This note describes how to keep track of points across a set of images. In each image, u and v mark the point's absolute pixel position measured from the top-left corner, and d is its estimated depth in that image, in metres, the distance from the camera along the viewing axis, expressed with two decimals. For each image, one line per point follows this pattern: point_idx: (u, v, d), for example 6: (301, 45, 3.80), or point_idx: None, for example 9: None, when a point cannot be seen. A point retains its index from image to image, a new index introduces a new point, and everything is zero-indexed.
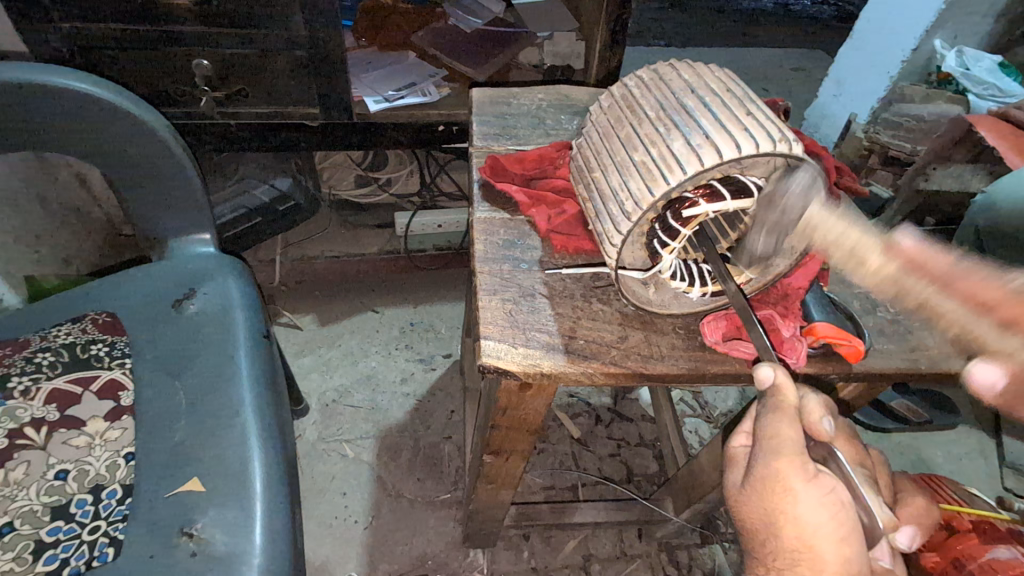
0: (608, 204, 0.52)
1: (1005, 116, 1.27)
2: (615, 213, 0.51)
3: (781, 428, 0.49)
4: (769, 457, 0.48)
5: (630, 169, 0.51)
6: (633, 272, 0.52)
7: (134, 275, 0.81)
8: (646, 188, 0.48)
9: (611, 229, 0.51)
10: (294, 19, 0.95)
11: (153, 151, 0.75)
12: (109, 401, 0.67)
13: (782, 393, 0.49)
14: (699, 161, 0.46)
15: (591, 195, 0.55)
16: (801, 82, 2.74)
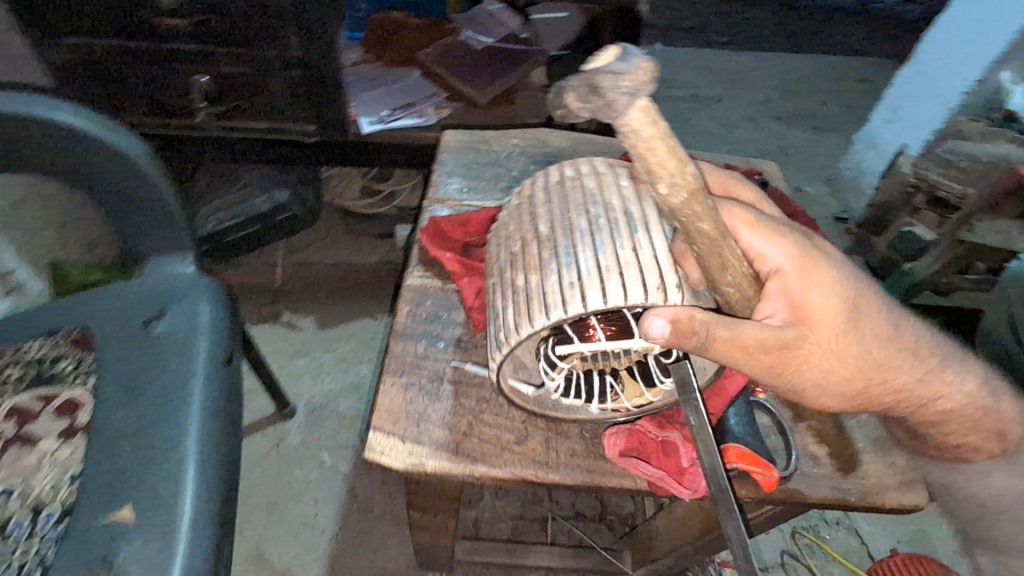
0: (493, 314, 0.53)
1: None
2: (494, 332, 0.52)
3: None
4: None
5: (512, 293, 0.52)
6: (523, 388, 0.51)
7: (109, 291, 0.84)
8: (520, 322, 0.49)
9: (492, 345, 0.51)
10: (288, 40, 0.95)
11: (129, 178, 0.77)
12: (65, 420, 0.72)
13: None
14: (572, 306, 0.48)
15: (488, 295, 0.56)
16: (864, 96, 2.53)
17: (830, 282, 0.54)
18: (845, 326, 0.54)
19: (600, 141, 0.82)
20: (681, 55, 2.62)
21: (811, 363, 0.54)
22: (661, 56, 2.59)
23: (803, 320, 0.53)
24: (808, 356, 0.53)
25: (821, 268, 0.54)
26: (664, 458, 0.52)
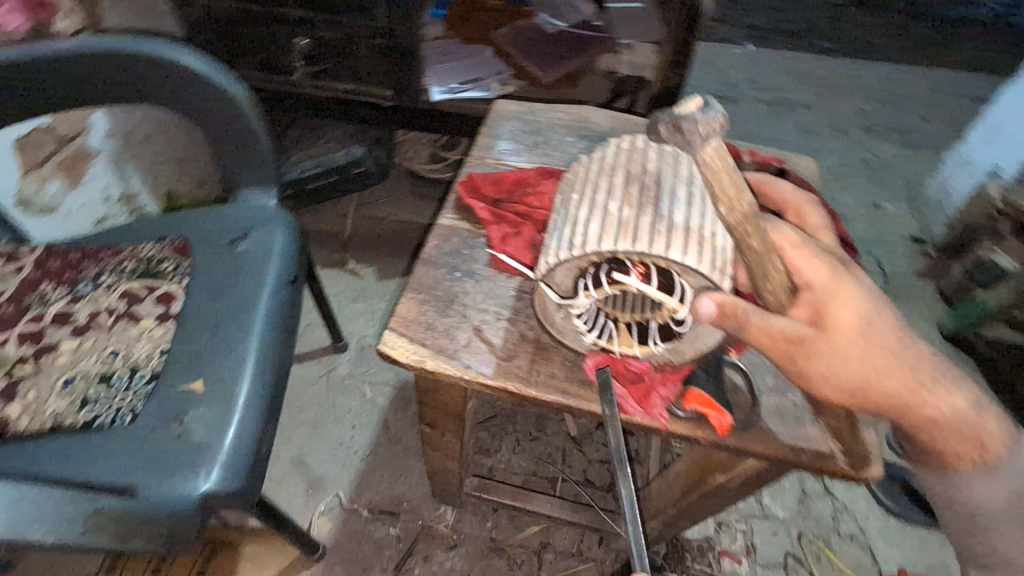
0: (565, 227, 0.53)
1: None
2: (562, 236, 0.53)
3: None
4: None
5: (597, 211, 0.52)
6: (551, 292, 0.56)
7: (208, 213, 1.01)
8: (599, 237, 0.50)
9: (553, 248, 0.53)
10: (376, 11, 1.07)
11: (234, 116, 0.92)
12: (163, 306, 0.87)
13: None
14: (648, 247, 0.49)
15: (559, 209, 0.56)
16: (974, 115, 2.34)
17: (858, 300, 0.50)
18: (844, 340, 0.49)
19: (639, 121, 0.87)
20: (772, 57, 2.54)
21: (816, 369, 0.50)
22: (750, 56, 2.53)
23: (822, 324, 0.50)
24: (812, 359, 0.50)
25: (851, 287, 0.51)
26: (633, 386, 0.57)
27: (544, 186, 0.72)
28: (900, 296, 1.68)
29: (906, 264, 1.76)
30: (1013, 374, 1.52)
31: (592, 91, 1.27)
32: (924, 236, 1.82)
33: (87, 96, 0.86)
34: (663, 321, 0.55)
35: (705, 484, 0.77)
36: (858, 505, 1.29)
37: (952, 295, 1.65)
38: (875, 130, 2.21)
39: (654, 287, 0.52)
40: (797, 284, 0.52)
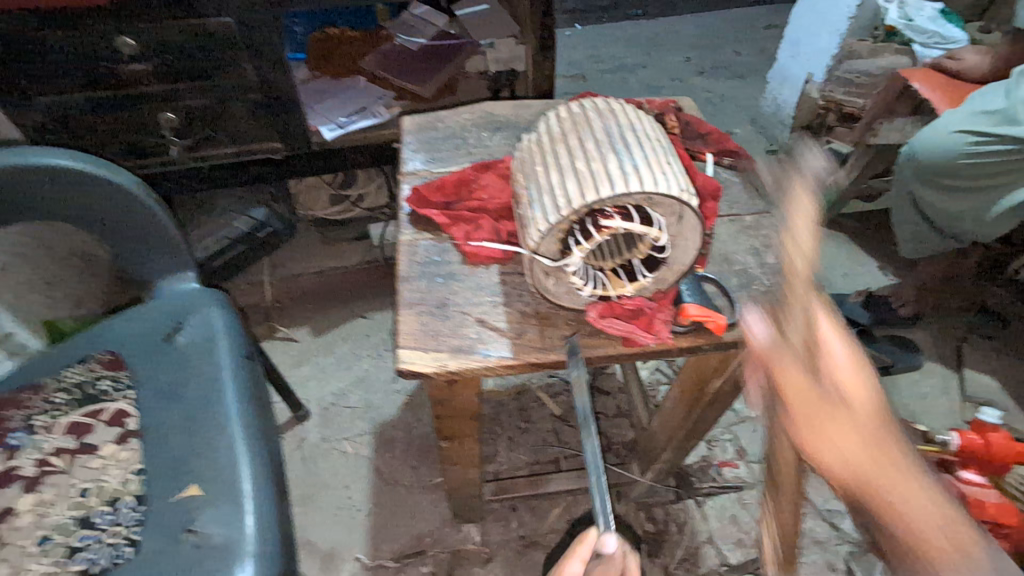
0: (541, 195, 0.55)
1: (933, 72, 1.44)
2: (545, 204, 0.54)
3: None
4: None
5: (569, 174, 0.54)
6: (545, 258, 0.56)
7: (128, 317, 0.92)
8: (581, 192, 0.52)
9: (539, 216, 0.54)
10: (244, 67, 1.04)
11: (128, 208, 0.86)
12: (119, 427, 0.78)
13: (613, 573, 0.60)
14: (625, 185, 0.51)
15: (527, 183, 0.58)
16: (771, 39, 2.74)
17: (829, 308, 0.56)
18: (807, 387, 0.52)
19: (537, 103, 0.94)
20: (601, 31, 2.78)
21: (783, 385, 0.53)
22: (581, 35, 2.74)
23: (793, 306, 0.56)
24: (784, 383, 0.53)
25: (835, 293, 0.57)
26: (636, 317, 0.62)
27: (484, 179, 0.76)
28: None
29: None
30: (875, 234, 1.82)
31: (472, 92, 1.33)
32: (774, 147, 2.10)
33: None
34: (643, 256, 0.61)
35: (705, 396, 0.85)
36: None
37: None
38: (704, 71, 2.51)
39: (636, 223, 0.54)
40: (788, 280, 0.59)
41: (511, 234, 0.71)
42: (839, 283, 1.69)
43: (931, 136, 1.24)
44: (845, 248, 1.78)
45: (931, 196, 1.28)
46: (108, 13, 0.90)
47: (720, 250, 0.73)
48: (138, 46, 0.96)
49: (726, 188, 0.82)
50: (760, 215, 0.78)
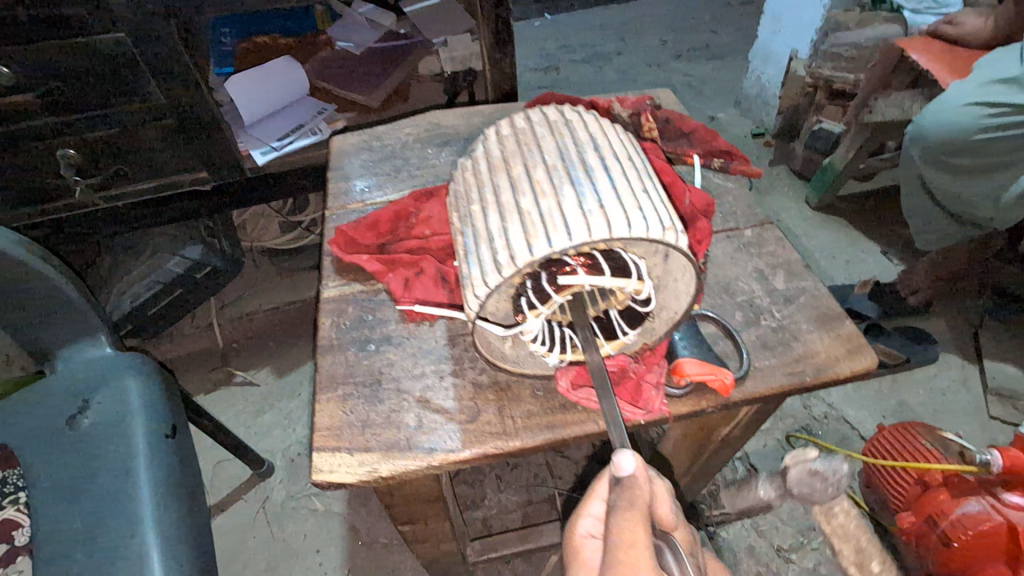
0: (481, 244, 0.42)
1: (933, 42, 1.30)
2: (484, 257, 0.41)
3: (632, 527, 0.40)
4: (615, 560, 0.39)
5: (513, 215, 0.41)
6: (494, 326, 0.43)
7: (27, 398, 0.78)
8: (530, 243, 0.39)
9: (476, 275, 0.41)
10: (150, 89, 0.89)
11: (5, 275, 0.70)
12: (4, 543, 0.67)
13: (637, 487, 0.42)
14: (589, 229, 0.38)
15: (463, 227, 0.45)
16: (749, 15, 2.61)
17: None
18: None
19: (490, 109, 0.80)
20: (571, 20, 2.63)
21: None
22: (551, 26, 2.60)
23: None
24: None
25: None
26: (619, 385, 0.49)
27: (426, 210, 0.62)
28: (765, 189, 1.80)
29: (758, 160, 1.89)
30: (876, 217, 1.69)
31: (426, 96, 1.19)
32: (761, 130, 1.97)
33: None
34: (622, 305, 0.47)
35: (712, 442, 0.73)
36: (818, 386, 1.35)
37: (804, 170, 1.80)
38: (682, 54, 2.37)
39: (608, 275, 0.41)
40: None
41: (459, 278, 0.57)
42: (842, 274, 1.57)
43: (937, 111, 1.12)
44: (845, 235, 1.66)
45: (941, 180, 1.16)
46: None
47: (717, 277, 0.60)
48: (13, 73, 0.80)
49: (718, 196, 0.69)
50: (763, 226, 0.65)
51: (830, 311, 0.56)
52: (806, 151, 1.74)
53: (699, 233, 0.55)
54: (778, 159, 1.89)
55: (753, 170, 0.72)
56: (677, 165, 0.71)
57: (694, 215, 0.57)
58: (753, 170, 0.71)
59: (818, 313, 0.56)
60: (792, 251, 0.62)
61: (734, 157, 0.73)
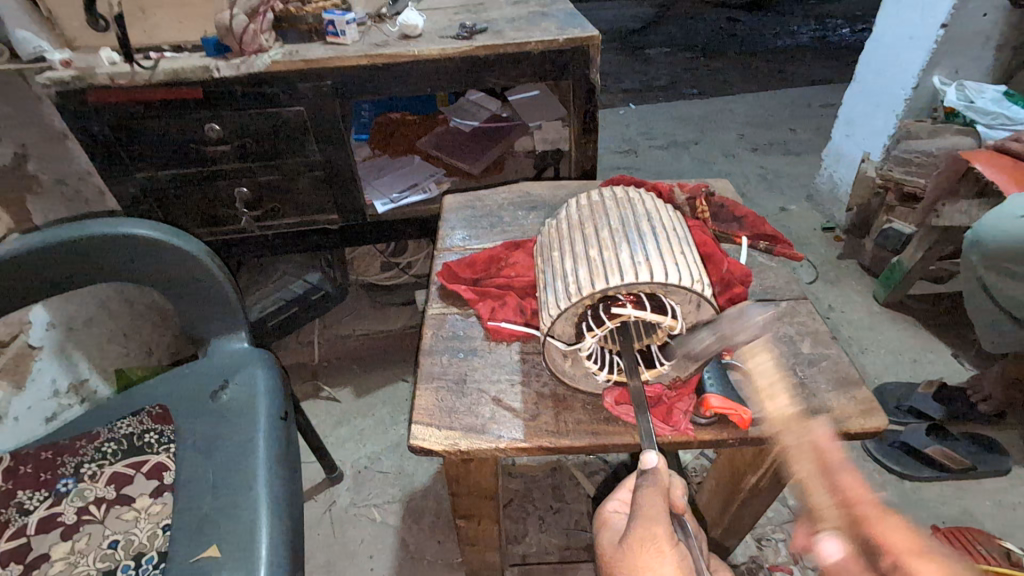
0: (556, 280, 0.58)
1: (1001, 154, 1.36)
2: (557, 289, 0.56)
3: (655, 503, 0.53)
4: (645, 522, 0.51)
5: (582, 260, 0.57)
6: (559, 342, 0.58)
7: (183, 372, 0.96)
8: (592, 280, 0.54)
9: (551, 301, 0.56)
10: (311, 148, 1.14)
11: (192, 273, 0.93)
12: (155, 480, 0.80)
13: (661, 475, 0.55)
14: (636, 274, 0.53)
15: (544, 267, 0.61)
16: (828, 117, 2.73)
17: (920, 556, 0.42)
18: (878, 514, 0.46)
19: (572, 184, 0.97)
20: (654, 111, 2.86)
21: (884, 540, 0.44)
22: (634, 114, 2.84)
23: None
24: (888, 532, 0.44)
25: None
26: (654, 406, 0.63)
27: (514, 258, 0.78)
28: (832, 280, 1.84)
29: (827, 252, 1.94)
30: (948, 321, 1.68)
31: (519, 169, 1.41)
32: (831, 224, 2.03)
33: (46, 288, 0.85)
34: (661, 342, 0.62)
35: (740, 491, 0.80)
36: (873, 478, 1.33)
37: (873, 266, 1.83)
38: (758, 148, 2.50)
39: (649, 310, 0.56)
40: None
41: (534, 312, 0.72)
42: (908, 371, 1.55)
43: (996, 222, 1.21)
44: (913, 334, 1.65)
45: (1003, 284, 1.21)
46: (200, 100, 1.04)
47: None
48: (222, 130, 1.09)
49: (760, 271, 0.80)
50: (797, 301, 0.76)
51: (848, 377, 0.66)
52: (875, 248, 1.78)
53: (735, 296, 0.68)
54: (848, 253, 1.93)
55: (795, 254, 0.83)
56: (727, 243, 0.84)
57: (732, 282, 0.70)
58: (794, 253, 0.82)
59: (836, 377, 0.66)
60: (821, 323, 0.73)
61: (779, 241, 0.84)
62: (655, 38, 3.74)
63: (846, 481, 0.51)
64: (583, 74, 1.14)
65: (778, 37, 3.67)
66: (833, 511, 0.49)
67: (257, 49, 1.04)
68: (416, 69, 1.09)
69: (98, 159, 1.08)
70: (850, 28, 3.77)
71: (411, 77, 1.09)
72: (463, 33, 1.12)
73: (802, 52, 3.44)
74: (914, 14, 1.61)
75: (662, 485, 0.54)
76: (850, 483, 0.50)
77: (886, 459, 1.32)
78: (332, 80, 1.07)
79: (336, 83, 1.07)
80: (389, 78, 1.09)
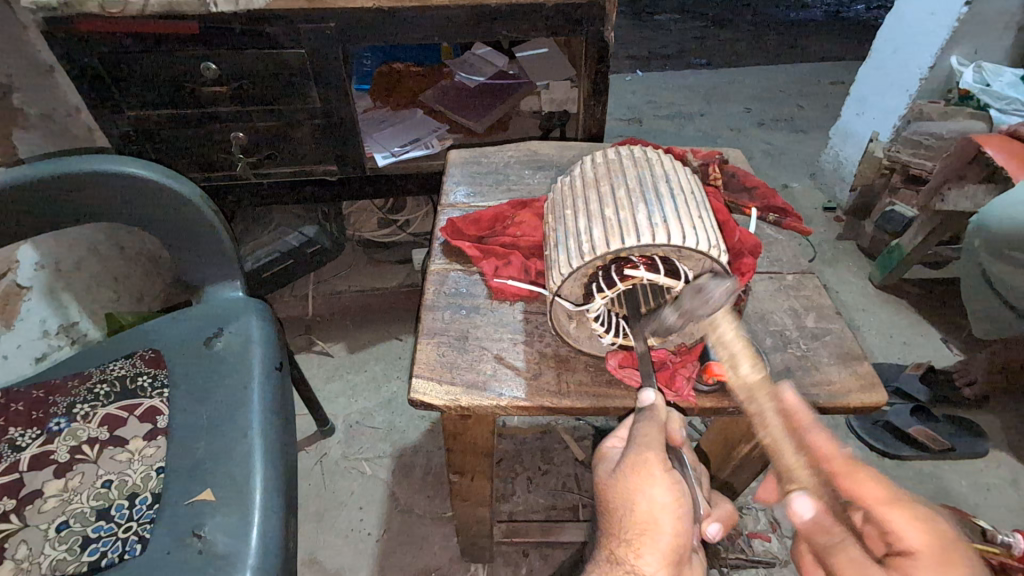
0: (568, 239, 0.57)
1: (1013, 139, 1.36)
2: (569, 248, 0.56)
3: (651, 432, 0.55)
4: (640, 447, 0.54)
5: (597, 220, 0.56)
6: (566, 302, 0.57)
7: (176, 317, 0.95)
8: (606, 239, 0.53)
9: (562, 260, 0.56)
10: (311, 93, 1.10)
11: (186, 216, 0.90)
12: (149, 423, 0.79)
13: (657, 410, 0.56)
14: (652, 236, 0.52)
15: (556, 225, 0.60)
16: (838, 95, 2.68)
17: (876, 490, 0.50)
18: (847, 469, 0.52)
19: (582, 145, 0.95)
20: (662, 79, 2.79)
21: (857, 494, 0.51)
22: (641, 82, 2.76)
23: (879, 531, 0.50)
24: (863, 487, 0.51)
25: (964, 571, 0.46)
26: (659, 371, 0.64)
27: (521, 217, 0.77)
28: (830, 260, 1.84)
29: (826, 232, 1.94)
30: (941, 305, 1.70)
31: (524, 129, 1.37)
32: (832, 204, 2.02)
33: (37, 225, 0.83)
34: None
35: (732, 460, 0.82)
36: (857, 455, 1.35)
37: (872, 249, 1.83)
38: (764, 123, 2.46)
39: (662, 274, 0.55)
40: (897, 551, 0.49)
41: (539, 272, 0.71)
42: (898, 353, 1.57)
43: (1004, 209, 1.21)
44: (906, 317, 1.66)
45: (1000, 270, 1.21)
46: (195, 37, 0.99)
47: (754, 309, 0.71)
48: (220, 70, 1.04)
49: (768, 245, 0.79)
50: (803, 275, 0.75)
51: (850, 352, 0.66)
52: (875, 230, 1.77)
53: (743, 267, 0.67)
54: (847, 234, 1.92)
55: (805, 228, 0.82)
56: (736, 214, 0.82)
57: (741, 251, 0.69)
58: (803, 227, 0.81)
59: (839, 352, 0.66)
60: (826, 298, 0.72)
61: (788, 215, 0.83)
62: (665, 5, 3.62)
63: (818, 438, 0.54)
64: (597, 31, 1.10)
65: (790, 9, 3.57)
66: (801, 472, 0.53)
67: None
68: (423, 16, 1.04)
69: (87, 94, 1.03)
70: (865, 5, 3.67)
71: (418, 23, 1.05)
72: None
73: (815, 27, 3.35)
74: None
75: (658, 420, 0.56)
76: (821, 441, 0.54)
77: (871, 440, 1.34)
78: (336, 23, 1.02)
79: (340, 26, 1.02)
80: (396, 24, 1.04)
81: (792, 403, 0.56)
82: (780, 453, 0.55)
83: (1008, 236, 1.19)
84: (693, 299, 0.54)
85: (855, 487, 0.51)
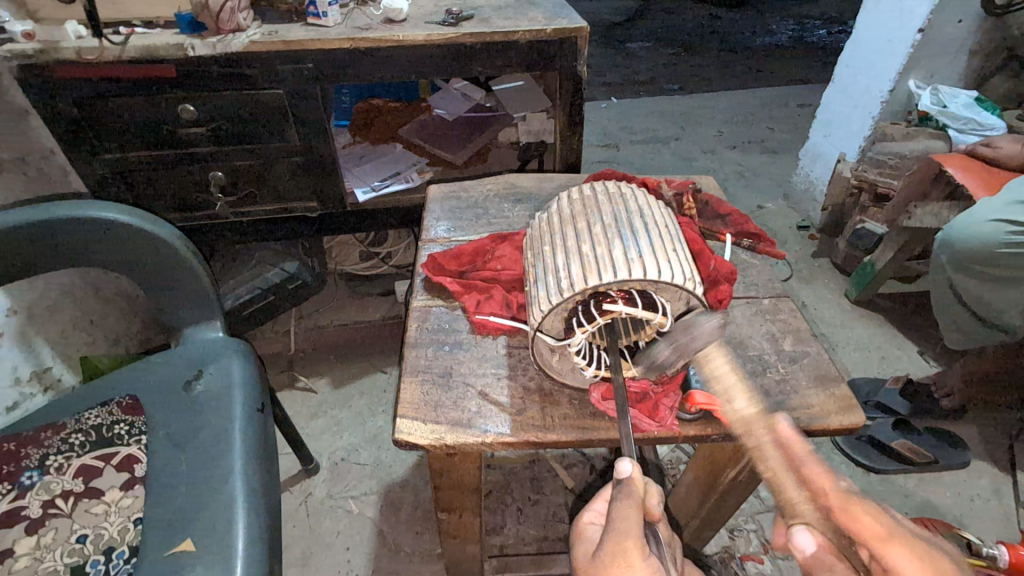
0: (547, 275, 0.58)
1: (970, 158, 1.42)
2: (548, 284, 0.57)
3: (628, 513, 0.54)
4: (618, 534, 0.52)
5: (574, 256, 0.57)
6: (547, 337, 0.59)
7: (151, 363, 0.92)
8: (584, 275, 0.54)
9: (541, 296, 0.57)
10: (291, 132, 1.11)
11: (164, 258, 0.89)
12: (126, 472, 0.77)
13: (634, 485, 0.56)
14: (628, 271, 0.53)
15: (535, 262, 0.61)
16: (805, 117, 2.77)
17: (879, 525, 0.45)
18: (843, 503, 0.48)
19: (560, 177, 0.97)
20: (637, 105, 2.86)
21: (855, 530, 0.46)
22: (616, 108, 2.83)
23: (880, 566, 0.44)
24: (859, 522, 0.46)
25: None
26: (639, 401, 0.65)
27: (500, 251, 0.78)
28: (806, 277, 1.88)
29: (802, 250, 1.99)
30: (915, 319, 1.74)
31: (503, 161, 1.39)
32: (806, 223, 2.08)
33: (9, 273, 0.81)
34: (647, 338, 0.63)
35: (718, 485, 0.83)
36: (844, 471, 1.36)
37: (846, 265, 1.88)
38: (737, 146, 2.53)
39: (640, 307, 0.56)
40: None
41: (520, 306, 0.72)
42: (877, 367, 1.60)
43: (966, 224, 1.26)
44: (882, 331, 1.70)
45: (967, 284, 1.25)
46: (173, 80, 1.00)
47: (732, 334, 0.72)
48: (199, 112, 1.05)
49: (744, 270, 0.81)
50: (779, 299, 0.77)
51: (827, 375, 0.67)
52: (848, 247, 1.82)
53: (719, 294, 0.69)
54: (822, 251, 1.97)
55: (778, 253, 0.84)
56: (711, 240, 0.84)
57: (716, 280, 0.70)
58: (777, 252, 0.83)
59: (816, 374, 0.67)
60: (801, 322, 0.74)
61: (762, 240, 0.86)
62: (637, 33, 3.74)
63: (814, 469, 0.52)
64: (571, 66, 1.13)
65: (757, 36, 3.70)
66: (804, 506, 0.51)
67: (234, 28, 1.00)
68: (400, 55, 1.06)
69: (63, 138, 1.03)
70: (827, 30, 3.83)
71: (396, 62, 1.07)
72: (449, 19, 1.09)
73: (781, 52, 3.48)
74: (893, 17, 1.64)
75: (633, 499, 0.55)
76: (817, 474, 0.52)
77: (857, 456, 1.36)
78: (314, 64, 1.03)
79: (318, 66, 1.04)
80: (373, 63, 1.06)
81: (787, 435, 0.56)
82: (782, 486, 0.53)
83: (973, 250, 1.23)
84: (685, 335, 0.59)
85: (852, 523, 0.47)
